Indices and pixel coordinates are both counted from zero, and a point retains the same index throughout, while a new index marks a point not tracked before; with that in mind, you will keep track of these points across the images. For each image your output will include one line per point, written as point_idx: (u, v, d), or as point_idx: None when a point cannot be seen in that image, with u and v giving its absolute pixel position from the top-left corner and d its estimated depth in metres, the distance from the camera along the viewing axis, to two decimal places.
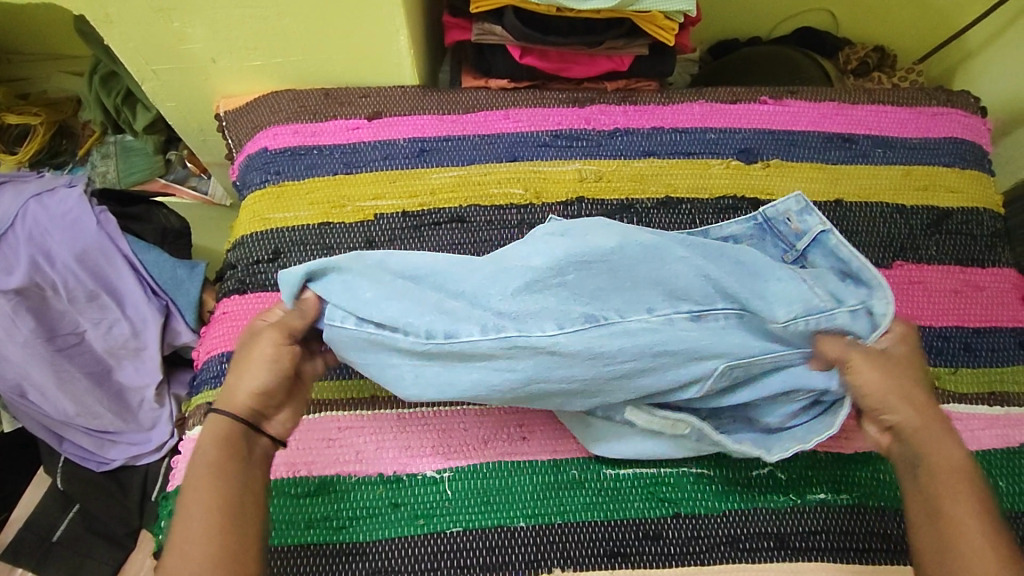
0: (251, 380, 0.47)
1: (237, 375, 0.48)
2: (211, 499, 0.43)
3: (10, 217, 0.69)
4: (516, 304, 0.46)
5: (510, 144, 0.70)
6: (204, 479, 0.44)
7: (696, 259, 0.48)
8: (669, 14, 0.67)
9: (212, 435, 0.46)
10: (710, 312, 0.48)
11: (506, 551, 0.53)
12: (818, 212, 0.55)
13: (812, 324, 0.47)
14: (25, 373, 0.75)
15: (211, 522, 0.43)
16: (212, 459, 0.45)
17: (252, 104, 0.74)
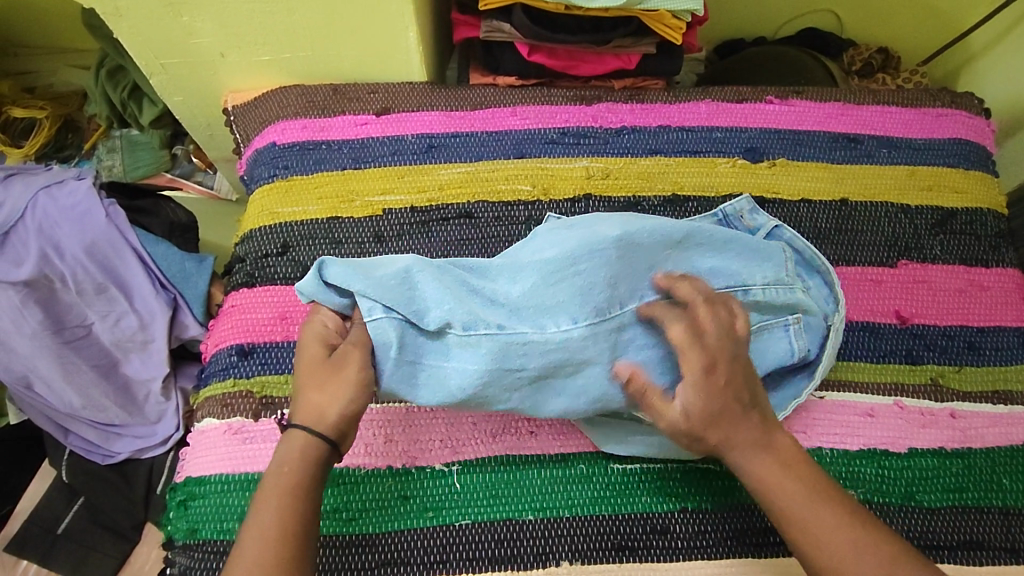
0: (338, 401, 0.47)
1: (324, 394, 0.47)
2: (286, 516, 0.44)
3: (19, 209, 0.69)
4: (532, 298, 0.49)
5: (517, 141, 0.70)
6: (282, 498, 0.44)
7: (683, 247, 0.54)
8: (677, 13, 0.67)
9: (293, 454, 0.46)
10: None
11: (514, 544, 0.53)
12: (764, 213, 0.64)
13: (774, 295, 0.56)
14: (32, 365, 0.75)
15: (285, 539, 0.43)
16: (291, 480, 0.45)
17: (259, 98, 0.74)
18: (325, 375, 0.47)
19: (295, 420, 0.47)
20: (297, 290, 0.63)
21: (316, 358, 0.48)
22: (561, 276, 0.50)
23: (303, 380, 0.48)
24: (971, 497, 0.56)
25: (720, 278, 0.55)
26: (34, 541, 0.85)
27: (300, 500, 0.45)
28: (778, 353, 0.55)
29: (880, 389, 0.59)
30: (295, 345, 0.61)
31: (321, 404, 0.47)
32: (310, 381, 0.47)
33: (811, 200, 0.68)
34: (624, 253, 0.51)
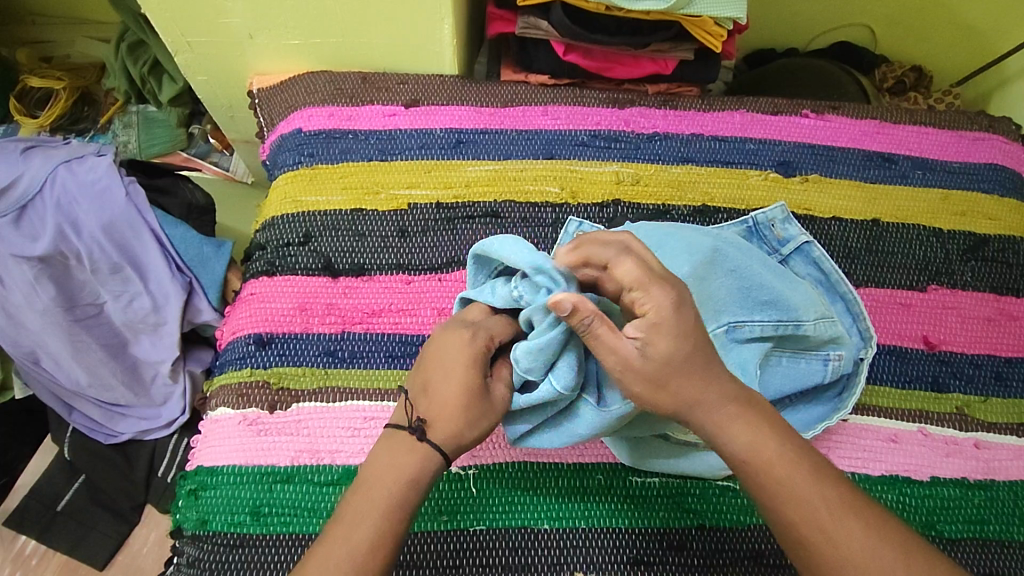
0: (463, 425, 0.44)
1: (469, 426, 0.44)
2: (385, 526, 0.41)
3: (38, 183, 0.68)
4: None
5: (547, 141, 0.69)
6: (390, 510, 0.41)
7: (740, 274, 0.51)
8: (718, 20, 0.66)
9: (419, 473, 0.43)
10: (750, 324, 0.50)
11: (529, 553, 0.52)
12: (796, 224, 0.62)
13: (824, 329, 0.52)
14: (42, 341, 0.74)
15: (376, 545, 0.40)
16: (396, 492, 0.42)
17: (286, 83, 0.73)
18: (479, 409, 0.45)
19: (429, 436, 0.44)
20: (317, 282, 0.62)
21: (474, 381, 0.45)
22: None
23: (449, 399, 0.44)
24: (992, 530, 0.55)
25: (774, 312, 0.51)
26: (34, 516, 0.84)
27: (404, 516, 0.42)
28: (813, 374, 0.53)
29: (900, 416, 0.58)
30: (313, 338, 0.60)
31: (462, 434, 0.44)
32: (454, 405, 0.44)
33: (842, 218, 0.67)
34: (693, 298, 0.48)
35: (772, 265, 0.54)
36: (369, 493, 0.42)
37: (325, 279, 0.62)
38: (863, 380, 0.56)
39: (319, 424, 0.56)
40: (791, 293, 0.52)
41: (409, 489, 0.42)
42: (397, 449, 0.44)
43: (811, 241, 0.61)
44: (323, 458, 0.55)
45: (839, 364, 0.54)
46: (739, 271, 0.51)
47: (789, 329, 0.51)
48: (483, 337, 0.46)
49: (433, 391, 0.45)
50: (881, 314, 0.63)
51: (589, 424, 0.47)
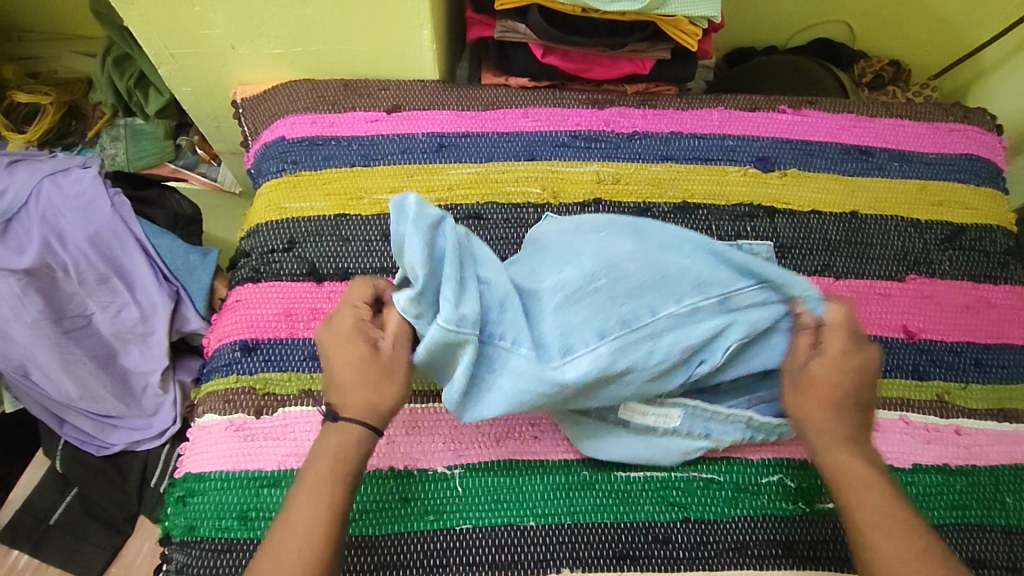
0: (368, 392, 0.47)
1: (374, 390, 0.48)
2: (325, 501, 0.45)
3: (23, 196, 0.68)
4: (570, 316, 0.50)
5: (528, 143, 0.70)
6: (323, 485, 0.46)
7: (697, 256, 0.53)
8: (693, 19, 0.67)
9: (342, 445, 0.47)
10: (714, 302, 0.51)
11: (515, 550, 0.52)
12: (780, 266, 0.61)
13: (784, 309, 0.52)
14: (30, 353, 0.74)
15: (321, 520, 0.45)
16: (329, 471, 0.46)
17: (268, 92, 0.74)
18: (378, 375, 0.48)
19: (344, 414, 0.48)
20: (302, 288, 0.62)
21: (360, 354, 0.48)
22: (584, 293, 0.50)
23: (349, 378, 0.48)
24: (976, 516, 0.56)
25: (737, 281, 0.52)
26: (28, 530, 0.84)
27: (339, 486, 0.46)
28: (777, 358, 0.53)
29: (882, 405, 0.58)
30: (298, 343, 0.60)
31: (372, 399, 0.48)
32: (353, 381, 0.48)
33: (821, 211, 0.68)
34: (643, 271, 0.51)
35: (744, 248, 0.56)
36: (311, 478, 0.46)
37: (310, 284, 0.62)
38: None
39: (305, 429, 0.56)
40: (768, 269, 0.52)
41: (337, 462, 0.47)
42: (324, 433, 0.48)
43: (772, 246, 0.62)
44: None
45: None
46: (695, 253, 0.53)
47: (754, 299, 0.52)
48: (350, 311, 0.49)
49: (334, 380, 0.48)
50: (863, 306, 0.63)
51: (532, 383, 0.48)
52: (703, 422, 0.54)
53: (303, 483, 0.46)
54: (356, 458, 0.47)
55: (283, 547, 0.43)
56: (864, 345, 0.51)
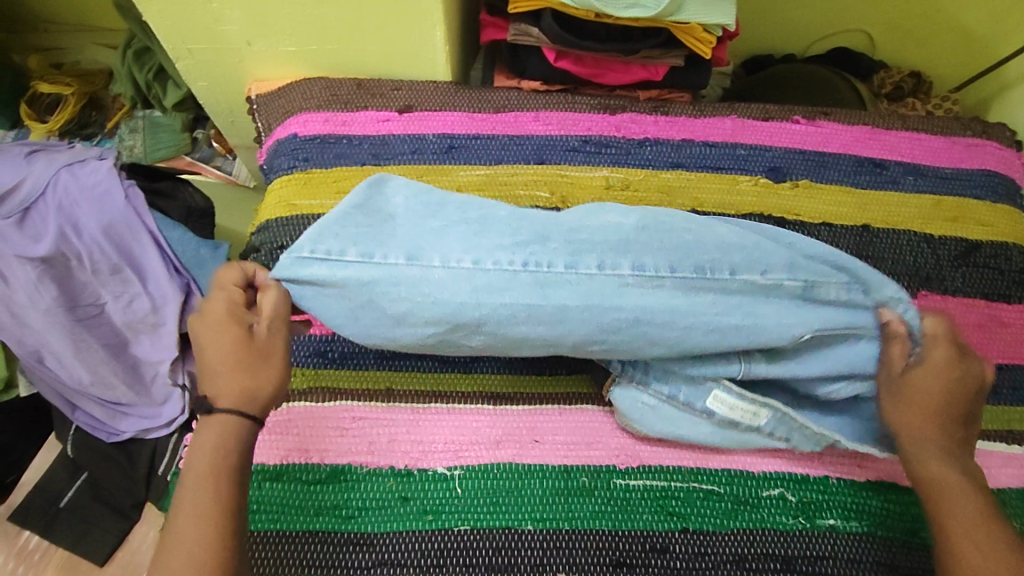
0: (240, 377, 0.47)
1: (251, 375, 0.48)
2: (215, 496, 0.45)
3: (41, 185, 0.69)
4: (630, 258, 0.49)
5: (538, 146, 0.70)
6: (210, 481, 0.45)
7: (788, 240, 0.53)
8: (708, 27, 0.67)
9: (222, 437, 0.47)
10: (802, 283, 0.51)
11: (512, 553, 0.53)
12: None
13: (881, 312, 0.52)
14: (45, 340, 0.75)
15: (214, 517, 0.44)
16: (210, 466, 0.46)
17: (283, 89, 0.75)
18: (254, 358, 0.48)
19: (220, 404, 0.47)
20: None
21: (235, 338, 0.47)
22: (641, 238, 0.50)
23: (221, 367, 0.47)
24: None
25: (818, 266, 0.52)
26: (37, 512, 0.86)
27: (227, 479, 0.46)
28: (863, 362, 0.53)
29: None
30: (303, 339, 0.60)
31: (247, 385, 0.47)
32: (227, 369, 0.47)
33: (832, 223, 0.67)
34: (700, 247, 0.50)
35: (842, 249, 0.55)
36: (198, 476, 0.45)
37: None
38: None
39: (306, 422, 0.57)
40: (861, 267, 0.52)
41: (217, 457, 0.46)
42: (205, 428, 0.47)
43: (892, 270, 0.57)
44: (310, 457, 0.55)
45: None
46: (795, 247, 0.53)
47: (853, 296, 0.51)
48: (227, 296, 0.49)
49: (207, 371, 0.48)
50: None
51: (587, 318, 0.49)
52: (787, 427, 0.54)
53: (194, 480, 0.45)
54: (235, 449, 0.47)
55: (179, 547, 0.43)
56: (968, 360, 0.51)
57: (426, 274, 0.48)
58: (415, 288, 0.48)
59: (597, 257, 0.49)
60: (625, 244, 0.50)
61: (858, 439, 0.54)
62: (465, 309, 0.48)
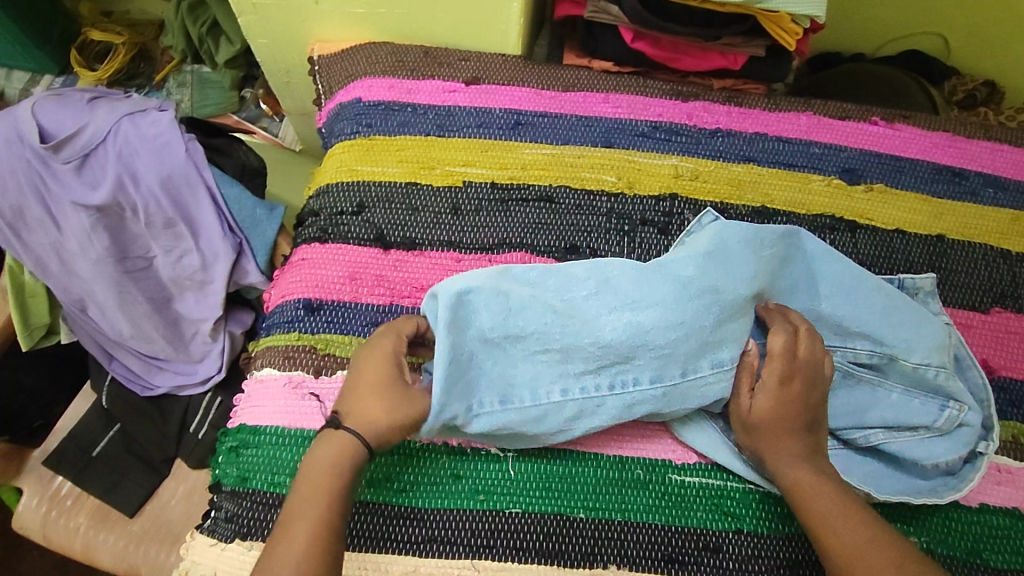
0: (374, 408, 0.49)
1: (385, 408, 0.49)
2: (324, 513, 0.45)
3: (102, 133, 0.69)
4: (694, 354, 0.53)
5: (606, 129, 0.68)
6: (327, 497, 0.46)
7: (829, 294, 0.57)
8: (796, 17, 0.63)
9: (339, 456, 0.48)
10: (841, 349, 0.56)
11: (564, 540, 0.52)
12: (937, 301, 0.61)
13: (926, 372, 0.55)
14: (90, 289, 0.75)
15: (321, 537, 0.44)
16: (329, 485, 0.46)
17: (347, 52, 0.73)
18: (393, 394, 0.50)
19: (346, 422, 0.49)
20: (368, 253, 0.62)
21: (384, 375, 0.51)
22: (705, 334, 0.53)
23: (364, 391, 0.50)
24: None
25: (869, 341, 0.56)
26: (70, 460, 0.86)
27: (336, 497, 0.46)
28: (880, 411, 0.55)
29: (982, 472, 0.54)
30: (361, 308, 0.60)
31: (377, 415, 0.49)
32: (369, 395, 0.50)
33: (906, 231, 0.65)
34: (739, 311, 0.54)
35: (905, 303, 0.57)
36: (314, 492, 0.46)
37: (376, 250, 0.62)
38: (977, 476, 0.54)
39: None
40: (897, 330, 0.56)
41: (332, 473, 0.47)
42: (331, 449, 0.48)
43: (934, 278, 0.61)
44: None
45: (955, 412, 0.55)
46: (835, 305, 0.57)
47: (884, 359, 0.56)
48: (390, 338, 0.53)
49: (352, 393, 0.51)
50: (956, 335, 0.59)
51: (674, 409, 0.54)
52: None
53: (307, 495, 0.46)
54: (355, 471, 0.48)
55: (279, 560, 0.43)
56: (799, 368, 0.52)
57: (524, 415, 0.52)
58: (518, 427, 0.52)
59: (671, 368, 0.52)
60: (695, 348, 0.53)
61: (881, 488, 0.54)
62: (561, 434, 0.53)
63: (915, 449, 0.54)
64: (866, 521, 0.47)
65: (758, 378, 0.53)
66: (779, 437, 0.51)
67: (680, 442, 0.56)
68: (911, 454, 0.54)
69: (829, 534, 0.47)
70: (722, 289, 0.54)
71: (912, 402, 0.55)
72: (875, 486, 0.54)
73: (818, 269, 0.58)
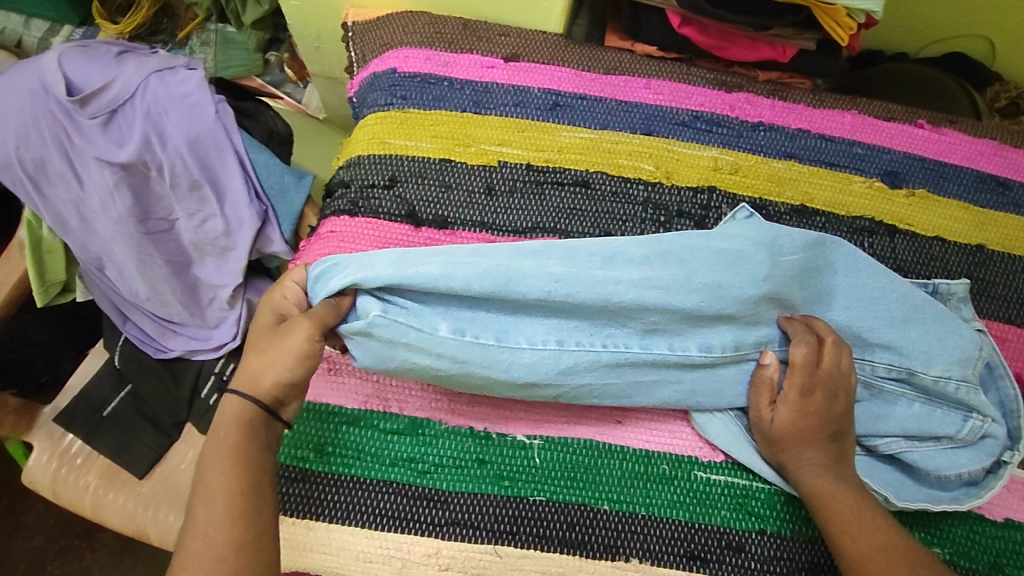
0: (269, 367, 0.47)
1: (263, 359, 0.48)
2: (224, 482, 0.44)
3: (131, 90, 0.67)
4: (717, 334, 0.54)
5: (646, 116, 0.67)
6: (225, 464, 0.45)
7: (850, 300, 0.56)
8: (852, 11, 0.61)
9: (231, 422, 0.47)
10: (869, 360, 0.55)
11: (587, 530, 0.52)
12: (970, 308, 0.60)
13: (948, 386, 0.54)
14: (108, 249, 0.74)
15: (229, 502, 0.43)
16: (227, 448, 0.45)
17: (383, 20, 0.71)
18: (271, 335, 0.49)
19: (233, 387, 0.48)
20: (399, 229, 0.60)
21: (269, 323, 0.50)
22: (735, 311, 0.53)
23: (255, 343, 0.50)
24: None
25: (892, 354, 0.55)
26: (81, 418, 0.86)
27: (230, 464, 0.45)
28: (901, 420, 0.54)
29: (1005, 483, 0.53)
30: None
31: (259, 370, 0.47)
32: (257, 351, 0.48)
33: (946, 239, 0.64)
34: (755, 319, 0.54)
35: (936, 312, 0.56)
36: (212, 466, 0.45)
37: (407, 227, 0.61)
38: (999, 486, 0.53)
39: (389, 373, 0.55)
40: (917, 341, 0.55)
41: (226, 440, 0.46)
42: (228, 420, 0.47)
43: (969, 285, 0.60)
44: (390, 407, 0.54)
45: (979, 424, 0.54)
46: (855, 314, 0.56)
47: (903, 373, 0.55)
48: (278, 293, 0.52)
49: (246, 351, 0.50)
50: (991, 340, 0.58)
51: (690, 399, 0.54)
52: None
53: (207, 469, 0.45)
54: (247, 430, 0.46)
55: (204, 535, 0.43)
56: (822, 379, 0.52)
57: (515, 358, 0.50)
58: (510, 368, 0.50)
59: (697, 345, 0.53)
60: (689, 327, 0.53)
61: (902, 495, 0.53)
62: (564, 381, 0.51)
63: (935, 461, 0.53)
64: (883, 526, 0.47)
65: (777, 393, 0.53)
66: (800, 448, 0.51)
67: (705, 439, 0.55)
68: (931, 465, 0.53)
69: (846, 538, 0.47)
70: (728, 286, 0.53)
71: (934, 412, 0.54)
72: (895, 493, 0.53)
73: (851, 278, 0.56)
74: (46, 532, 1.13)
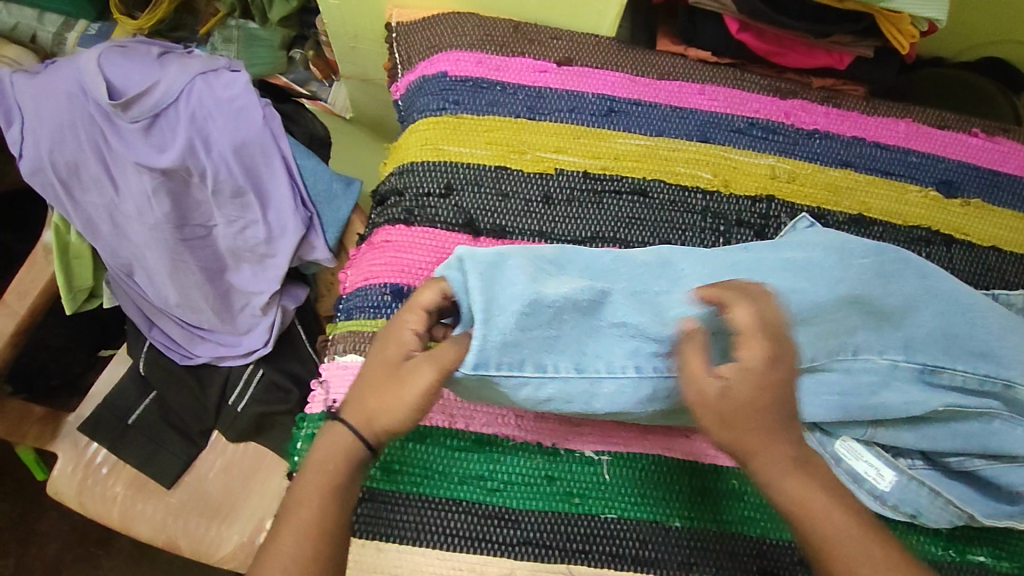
0: (386, 413, 0.44)
1: (378, 400, 0.45)
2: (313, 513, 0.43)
3: (175, 93, 0.65)
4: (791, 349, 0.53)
5: (702, 123, 0.66)
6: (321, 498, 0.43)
7: (928, 308, 0.53)
8: (916, 19, 0.60)
9: (334, 452, 0.45)
10: (948, 371, 0.53)
11: (659, 548, 0.51)
12: None
13: None
14: (139, 254, 0.72)
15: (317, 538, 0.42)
16: (325, 481, 0.44)
17: (430, 21, 0.69)
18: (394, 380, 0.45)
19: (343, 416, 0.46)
20: (457, 239, 0.59)
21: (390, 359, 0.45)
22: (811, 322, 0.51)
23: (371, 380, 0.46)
24: None
25: (981, 364, 0.53)
26: (106, 426, 0.83)
27: (330, 500, 0.43)
28: (987, 437, 0.52)
29: None
30: None
31: (375, 412, 0.45)
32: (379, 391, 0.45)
33: (1002, 249, 0.64)
34: (832, 328, 0.52)
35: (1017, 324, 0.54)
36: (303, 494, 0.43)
37: (465, 236, 0.59)
38: None
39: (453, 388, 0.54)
40: (1010, 352, 0.53)
41: (325, 470, 0.44)
42: (330, 447, 0.45)
43: None
44: (455, 423, 0.53)
45: None
46: (937, 328, 0.53)
47: (997, 386, 0.53)
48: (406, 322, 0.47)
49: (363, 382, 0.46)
50: None
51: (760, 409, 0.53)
52: (913, 496, 0.53)
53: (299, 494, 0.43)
54: (347, 467, 0.44)
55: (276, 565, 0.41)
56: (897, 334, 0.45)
57: (597, 388, 0.48)
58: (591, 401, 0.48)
59: None
60: None
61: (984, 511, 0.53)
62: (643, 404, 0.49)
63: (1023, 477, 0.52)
64: None
65: None
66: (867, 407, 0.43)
67: None
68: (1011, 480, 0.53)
69: None
70: (805, 292, 0.52)
71: None
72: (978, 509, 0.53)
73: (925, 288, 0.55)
74: (62, 539, 1.10)
